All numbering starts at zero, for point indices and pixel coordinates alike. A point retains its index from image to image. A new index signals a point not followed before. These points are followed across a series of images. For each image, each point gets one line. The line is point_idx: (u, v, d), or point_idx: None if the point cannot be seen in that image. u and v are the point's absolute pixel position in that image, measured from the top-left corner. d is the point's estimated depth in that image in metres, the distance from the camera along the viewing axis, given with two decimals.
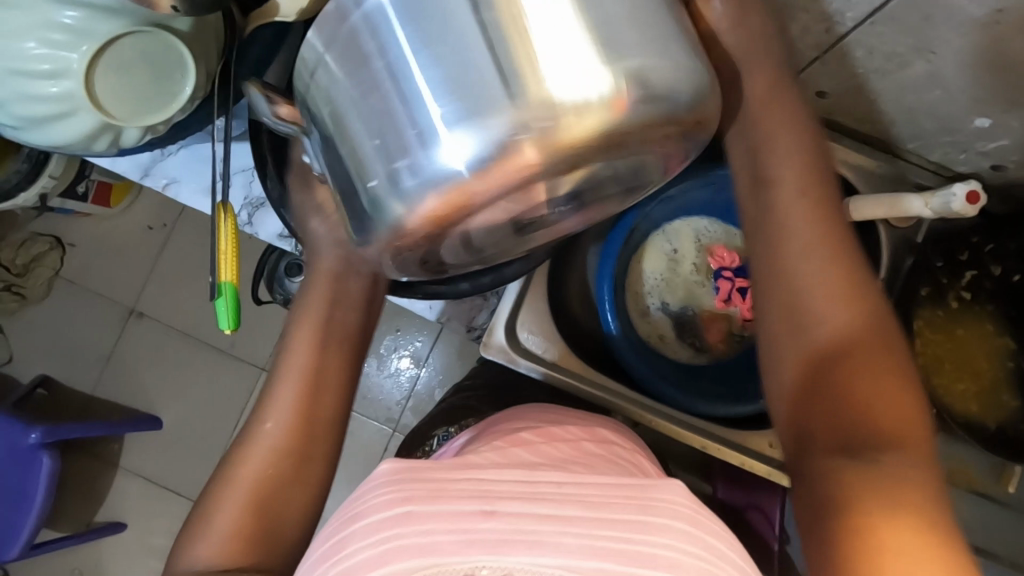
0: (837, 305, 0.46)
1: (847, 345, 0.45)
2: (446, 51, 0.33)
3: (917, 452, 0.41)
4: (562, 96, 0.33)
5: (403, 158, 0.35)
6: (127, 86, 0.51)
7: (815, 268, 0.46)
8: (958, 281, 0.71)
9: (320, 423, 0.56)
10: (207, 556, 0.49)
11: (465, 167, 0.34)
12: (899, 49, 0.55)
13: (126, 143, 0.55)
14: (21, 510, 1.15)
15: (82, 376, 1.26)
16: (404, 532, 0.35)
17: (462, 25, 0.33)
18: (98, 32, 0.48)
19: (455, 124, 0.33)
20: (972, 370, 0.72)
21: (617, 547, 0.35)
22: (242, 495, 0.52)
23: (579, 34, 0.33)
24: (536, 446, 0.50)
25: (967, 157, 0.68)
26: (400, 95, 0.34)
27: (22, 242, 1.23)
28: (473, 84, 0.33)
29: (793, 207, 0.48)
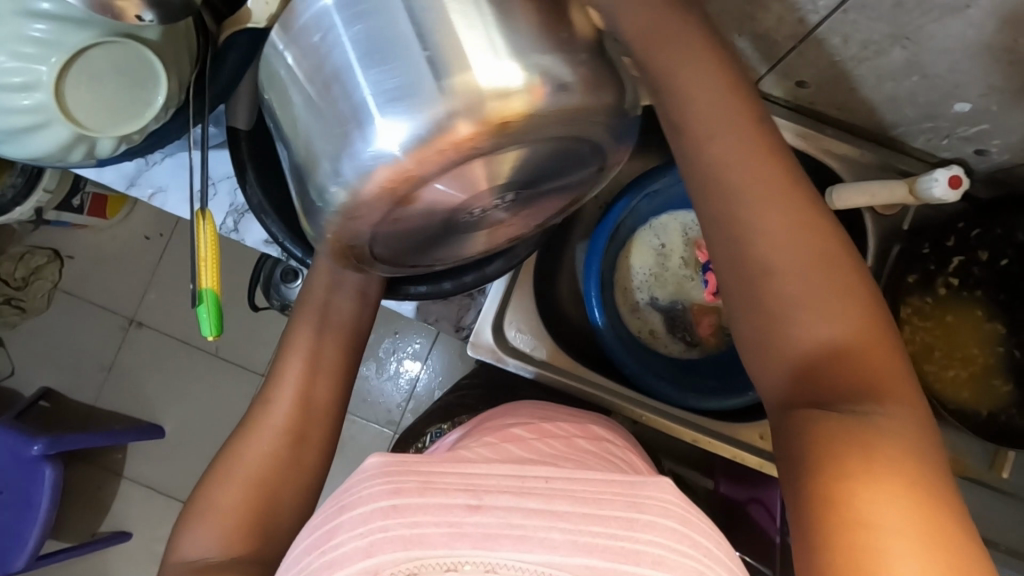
0: (800, 254, 0.42)
1: (815, 297, 0.42)
2: (384, 49, 0.39)
3: (899, 400, 0.40)
4: (486, 86, 0.39)
5: (349, 139, 0.41)
6: (98, 98, 0.51)
7: (773, 217, 0.43)
8: (947, 268, 0.70)
9: (315, 414, 0.57)
10: (203, 543, 0.49)
11: (399, 148, 0.40)
12: (875, 36, 0.55)
13: (101, 153, 0.55)
14: (26, 521, 1.15)
15: (82, 387, 1.27)
16: (391, 524, 0.35)
17: (395, 29, 0.39)
18: (68, 44, 0.48)
19: (392, 111, 0.39)
20: (963, 358, 0.71)
21: (602, 543, 0.35)
22: (241, 488, 0.52)
23: (491, 40, 0.40)
24: (528, 441, 0.50)
25: (951, 142, 0.68)
26: (343, 89, 0.40)
27: (22, 255, 1.24)
28: (405, 78, 0.39)
29: (737, 153, 0.44)
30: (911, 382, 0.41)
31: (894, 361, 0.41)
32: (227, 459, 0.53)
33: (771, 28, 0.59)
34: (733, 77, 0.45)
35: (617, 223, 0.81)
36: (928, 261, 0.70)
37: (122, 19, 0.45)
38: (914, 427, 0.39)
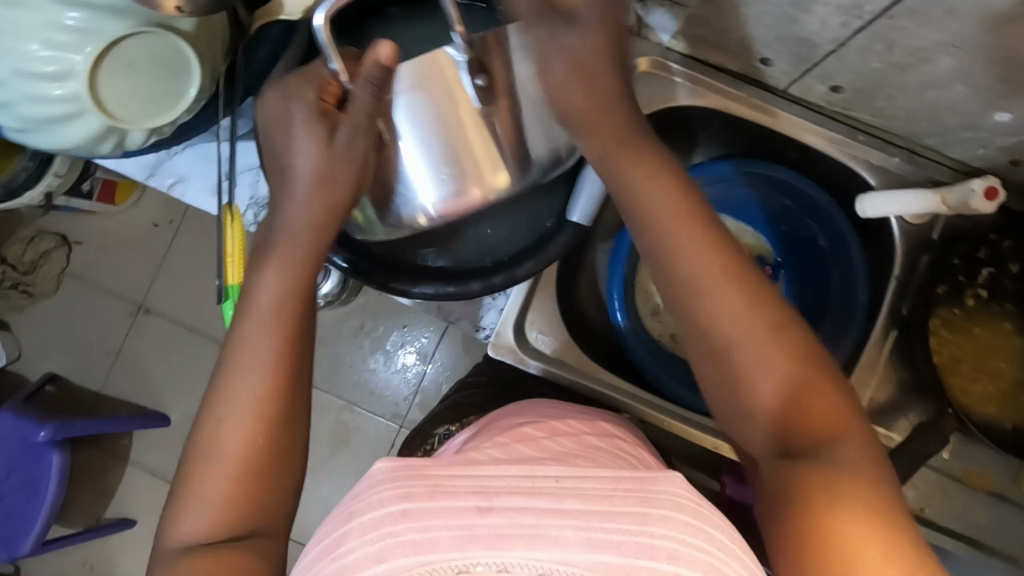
0: (750, 322, 0.45)
1: (765, 356, 0.44)
2: (434, 138, 0.53)
3: (855, 436, 0.42)
4: (482, 166, 0.55)
5: (402, 197, 0.55)
6: (131, 87, 0.50)
7: (721, 288, 0.46)
8: (975, 279, 0.70)
9: (304, 378, 0.48)
10: (196, 528, 0.43)
11: (434, 209, 0.55)
12: (922, 43, 0.54)
13: (131, 145, 0.54)
14: (32, 505, 1.15)
15: (91, 374, 1.26)
16: (401, 530, 0.33)
17: (442, 123, 0.53)
18: (103, 32, 0.47)
19: (435, 184, 0.54)
20: (989, 370, 0.70)
21: (618, 539, 0.33)
22: (228, 472, 0.44)
23: (488, 129, 0.54)
24: (538, 441, 0.48)
25: (987, 153, 0.67)
26: (404, 158, 0.53)
27: (32, 238, 1.25)
28: (448, 162, 0.54)
29: (679, 230, 0.47)
30: (862, 416, 0.43)
31: (845, 402, 0.43)
32: (208, 436, 0.45)
33: (814, 31, 0.58)
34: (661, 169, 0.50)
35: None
36: (958, 271, 0.69)
37: (161, 10, 0.45)
38: (875, 460, 0.41)
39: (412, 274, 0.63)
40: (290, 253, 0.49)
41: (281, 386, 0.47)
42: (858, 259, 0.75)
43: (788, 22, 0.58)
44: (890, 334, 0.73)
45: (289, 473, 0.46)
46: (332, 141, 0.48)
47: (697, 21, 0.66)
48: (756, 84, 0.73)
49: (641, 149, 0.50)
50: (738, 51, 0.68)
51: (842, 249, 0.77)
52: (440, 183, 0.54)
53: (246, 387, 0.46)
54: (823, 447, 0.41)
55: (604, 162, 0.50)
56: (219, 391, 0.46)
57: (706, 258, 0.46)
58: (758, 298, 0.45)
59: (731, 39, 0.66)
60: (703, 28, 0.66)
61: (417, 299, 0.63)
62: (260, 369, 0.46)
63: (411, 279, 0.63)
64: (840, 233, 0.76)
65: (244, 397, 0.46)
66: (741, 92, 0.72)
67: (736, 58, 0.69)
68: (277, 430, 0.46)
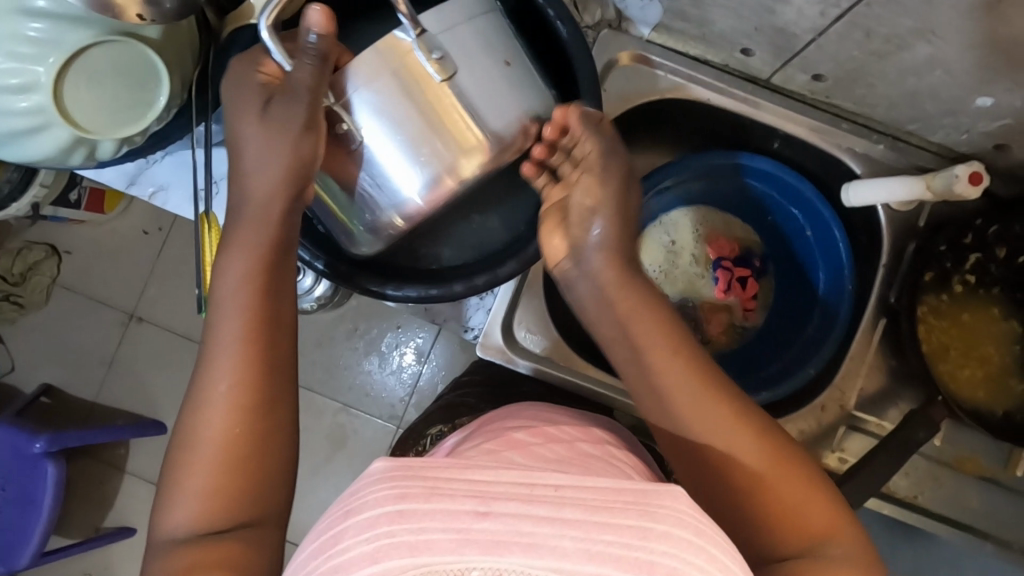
0: (736, 441, 0.47)
1: (737, 455, 0.46)
2: (401, 121, 0.50)
3: (836, 530, 0.44)
4: (456, 145, 0.51)
5: (381, 192, 0.52)
6: (97, 100, 0.53)
7: (706, 409, 0.48)
8: (963, 265, 0.70)
9: (282, 360, 0.49)
10: (186, 521, 0.42)
11: (417, 198, 0.52)
12: (900, 30, 0.53)
13: (102, 155, 0.57)
14: (29, 517, 1.15)
15: (84, 384, 1.26)
16: (397, 530, 0.31)
17: (406, 106, 0.49)
18: (65, 43, 0.50)
19: (413, 169, 0.51)
20: (979, 357, 0.70)
21: (616, 552, 0.31)
22: (212, 460, 0.44)
23: (459, 105, 0.50)
24: (529, 447, 0.48)
25: (971, 138, 0.66)
26: (374, 149, 0.50)
27: (19, 251, 1.22)
28: (419, 145, 0.50)
29: (660, 354, 0.50)
30: (849, 513, 0.45)
31: (823, 496, 0.46)
32: (191, 430, 0.45)
33: (791, 21, 0.58)
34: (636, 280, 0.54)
35: (660, 184, 0.78)
36: (945, 259, 0.69)
37: (123, 17, 0.48)
38: (865, 554, 0.43)
39: (386, 276, 0.63)
40: (254, 239, 0.51)
41: (258, 368, 0.47)
42: (844, 248, 0.75)
43: (766, 12, 0.58)
44: (879, 323, 0.73)
45: (275, 458, 0.46)
46: (272, 119, 0.50)
47: (676, 12, 0.65)
48: (738, 75, 0.72)
49: (617, 267, 0.54)
50: (719, 42, 0.67)
51: (829, 239, 0.77)
52: (416, 171, 0.51)
53: (224, 371, 0.46)
54: (818, 547, 0.43)
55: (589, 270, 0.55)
56: (201, 380, 0.46)
57: (676, 364, 0.49)
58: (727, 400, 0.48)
59: (711, 30, 0.66)
60: (683, 20, 0.66)
61: (389, 301, 0.62)
62: (235, 352, 0.47)
63: (383, 280, 0.63)
64: (825, 222, 0.76)
65: (223, 382, 0.46)
66: (722, 83, 0.72)
67: (716, 49, 0.69)
68: (258, 413, 0.46)
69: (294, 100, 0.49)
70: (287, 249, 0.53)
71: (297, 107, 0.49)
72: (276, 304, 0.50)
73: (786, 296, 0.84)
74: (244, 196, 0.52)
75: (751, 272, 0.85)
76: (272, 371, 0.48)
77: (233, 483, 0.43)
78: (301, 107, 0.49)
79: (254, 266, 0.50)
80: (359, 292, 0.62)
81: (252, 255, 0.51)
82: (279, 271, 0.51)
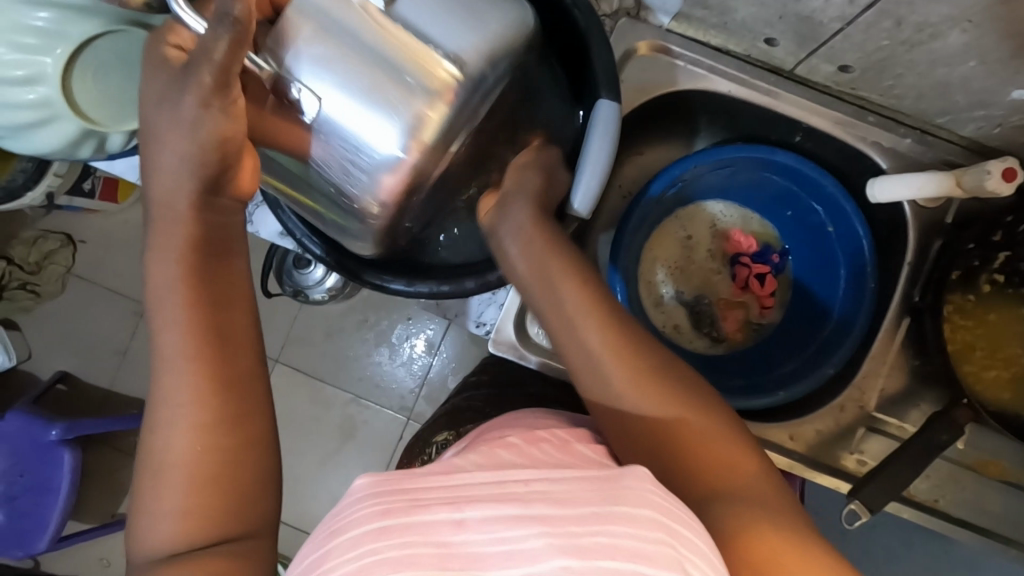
0: (650, 390, 0.45)
1: (655, 398, 0.45)
2: (359, 72, 0.47)
3: (760, 475, 0.42)
4: (425, 84, 0.47)
5: (358, 157, 0.50)
6: (102, 91, 0.55)
7: (621, 362, 0.46)
8: (990, 264, 0.67)
9: (241, 373, 0.45)
10: (165, 543, 0.40)
11: (400, 153, 0.49)
12: (932, 18, 0.51)
13: (109, 147, 0.60)
14: (47, 501, 1.17)
15: (99, 372, 1.27)
16: (384, 546, 0.30)
17: (359, 55, 0.47)
18: (72, 35, 0.50)
19: (387, 122, 0.48)
20: (1005, 359, 0.68)
21: (584, 542, 0.30)
22: (185, 479, 0.41)
23: (411, 42, 0.47)
24: (519, 447, 0.42)
25: (1002, 131, 0.64)
26: (338, 112, 0.48)
27: (36, 240, 1.24)
28: (385, 93, 0.48)
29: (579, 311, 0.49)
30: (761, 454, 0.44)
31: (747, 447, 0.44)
32: (160, 449, 0.42)
33: (818, 9, 0.55)
34: (558, 244, 0.54)
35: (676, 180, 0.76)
36: (972, 257, 0.66)
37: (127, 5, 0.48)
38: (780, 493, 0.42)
39: (391, 270, 0.62)
40: (173, 239, 0.47)
41: (213, 382, 0.44)
42: (869, 247, 0.73)
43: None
44: (902, 324, 0.71)
45: (254, 469, 0.43)
46: (167, 95, 0.46)
47: (696, 0, 0.63)
48: (759, 66, 0.70)
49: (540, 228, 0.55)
50: (740, 31, 0.65)
51: (850, 237, 0.75)
52: (386, 123, 0.48)
53: (176, 388, 0.43)
54: (741, 489, 0.41)
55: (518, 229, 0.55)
56: (159, 398, 0.43)
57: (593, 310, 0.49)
58: (642, 347, 0.47)
59: (732, 19, 0.64)
60: (702, 8, 0.64)
61: (394, 294, 0.62)
62: (184, 368, 0.44)
63: (386, 273, 0.62)
64: (847, 219, 0.74)
65: (176, 399, 0.43)
66: (745, 74, 0.70)
67: (737, 38, 0.67)
68: (222, 428, 0.43)
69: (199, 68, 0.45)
70: (220, 246, 0.48)
71: (199, 77, 0.45)
72: (223, 311, 0.46)
73: (803, 293, 0.82)
74: (155, 193, 0.48)
75: (769, 268, 0.83)
76: (229, 386, 0.44)
77: (210, 503, 0.41)
78: (203, 74, 0.45)
79: (192, 270, 0.46)
80: (354, 280, 0.62)
81: (189, 258, 0.47)
82: (223, 275, 0.48)
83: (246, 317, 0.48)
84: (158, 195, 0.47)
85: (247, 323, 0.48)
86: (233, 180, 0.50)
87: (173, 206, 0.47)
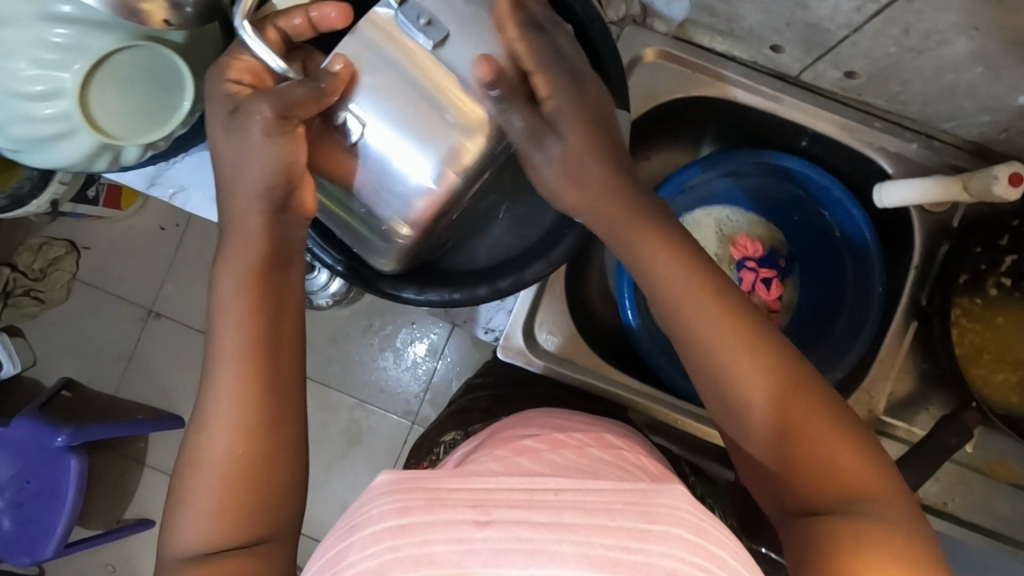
0: (770, 378, 0.44)
1: (759, 371, 0.45)
2: (405, 104, 0.50)
3: (884, 495, 0.41)
4: (467, 117, 0.50)
5: (393, 184, 0.52)
6: (121, 102, 0.55)
7: (735, 344, 0.45)
8: (998, 267, 0.67)
9: (282, 385, 0.48)
10: (196, 542, 0.44)
11: (432, 182, 0.51)
12: (940, 26, 0.51)
13: (125, 160, 0.59)
14: (54, 509, 1.18)
15: (105, 378, 1.27)
16: (400, 544, 0.32)
17: (405, 87, 0.50)
18: (91, 49, 0.52)
19: (424, 153, 0.50)
20: (1014, 360, 0.68)
21: (615, 556, 0.32)
22: (218, 484, 0.45)
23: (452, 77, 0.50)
24: (540, 453, 0.45)
25: (1008, 136, 0.64)
26: (379, 140, 0.50)
27: (40, 246, 1.24)
28: (429, 125, 0.50)
29: (693, 307, 0.47)
30: (895, 473, 0.42)
31: (874, 459, 0.43)
32: (197, 454, 0.46)
33: (825, 16, 0.56)
34: (644, 214, 0.52)
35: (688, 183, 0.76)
36: (979, 260, 0.67)
37: (148, 23, 0.49)
38: (910, 522, 0.40)
39: (406, 279, 0.62)
40: (242, 258, 0.49)
41: (255, 389, 0.47)
42: (876, 252, 0.73)
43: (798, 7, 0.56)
44: (909, 326, 0.71)
45: (283, 475, 0.47)
46: (237, 128, 0.48)
47: (703, 7, 0.63)
48: (765, 72, 0.70)
49: (616, 176, 0.53)
50: (746, 38, 0.66)
51: (857, 240, 0.75)
52: (421, 154, 0.50)
53: (220, 394, 0.47)
54: (857, 504, 0.40)
55: (605, 200, 0.53)
56: (203, 399, 0.47)
57: (697, 288, 0.48)
58: (743, 320, 0.46)
59: (739, 26, 0.64)
60: (710, 15, 0.65)
61: (407, 303, 0.61)
62: (232, 377, 0.47)
63: (395, 281, 0.61)
64: (855, 222, 0.74)
65: (221, 404, 0.46)
66: (750, 80, 0.70)
67: (745, 44, 0.67)
68: (260, 436, 0.46)
69: (263, 101, 0.47)
70: (283, 260, 0.51)
71: (261, 108, 0.47)
72: (276, 323, 0.49)
73: (808, 299, 0.82)
74: (230, 214, 0.50)
75: (776, 273, 0.84)
76: (268, 395, 0.47)
77: (243, 505, 0.45)
78: (265, 108, 0.47)
79: (253, 287, 0.48)
80: (371, 291, 0.61)
81: (249, 275, 0.49)
82: (277, 289, 0.50)
83: (293, 328, 0.50)
84: (238, 214, 0.49)
85: (293, 332, 0.50)
86: (297, 202, 0.51)
87: (246, 224, 0.49)
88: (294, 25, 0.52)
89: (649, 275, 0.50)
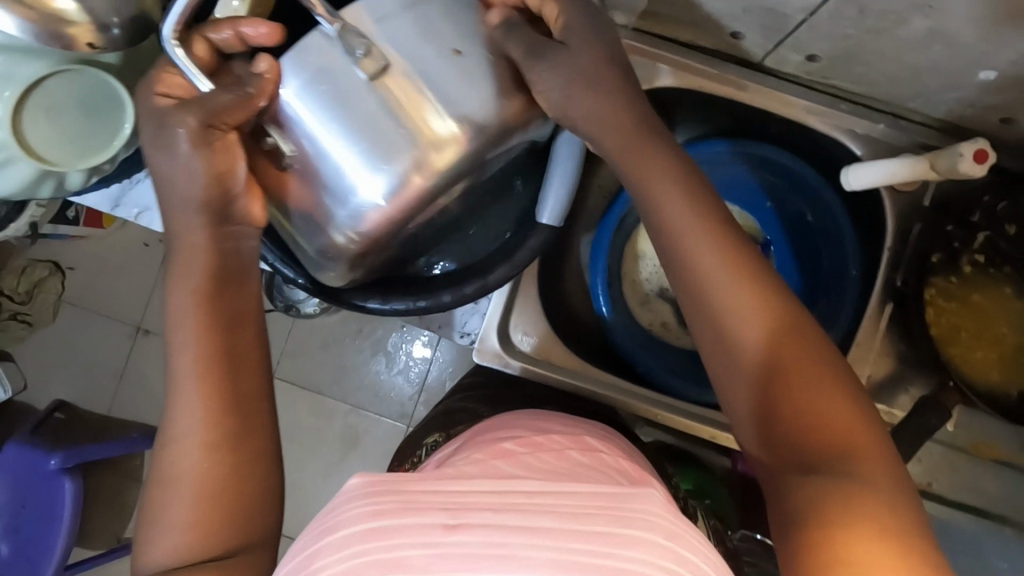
0: (772, 330, 0.43)
1: (756, 315, 0.43)
2: (354, 119, 0.47)
3: (875, 458, 0.39)
4: (428, 128, 0.48)
5: (341, 202, 0.50)
6: (57, 129, 0.57)
7: (737, 293, 0.44)
8: (971, 244, 0.68)
9: (247, 393, 0.48)
10: (168, 555, 0.43)
11: (381, 200, 0.49)
12: (895, 5, 0.51)
13: (71, 185, 0.60)
14: (51, 532, 1.17)
15: (98, 397, 1.26)
16: (371, 548, 0.29)
17: (357, 99, 0.47)
18: (19, 76, 0.54)
19: (373, 170, 0.48)
20: (990, 340, 0.68)
21: (586, 561, 0.29)
22: (190, 499, 0.44)
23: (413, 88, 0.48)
24: (518, 456, 0.44)
25: (976, 112, 0.64)
26: (325, 158, 0.48)
27: (23, 268, 1.22)
28: (382, 139, 0.48)
29: (692, 246, 0.46)
30: (894, 449, 0.40)
31: (866, 422, 0.40)
32: (166, 469, 0.45)
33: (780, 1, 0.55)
34: (648, 152, 0.50)
35: None
36: (952, 238, 0.67)
37: (75, 47, 0.50)
38: (905, 497, 0.37)
39: (373, 288, 0.62)
40: (193, 268, 0.49)
41: (220, 400, 0.47)
42: (849, 236, 0.73)
43: None
44: (886, 308, 0.70)
45: (254, 485, 0.46)
46: (168, 140, 0.48)
47: None
48: (728, 59, 0.70)
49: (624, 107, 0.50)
50: (707, 26, 0.65)
51: (831, 225, 0.76)
52: (371, 171, 0.48)
53: (184, 408, 0.46)
54: (849, 465, 0.38)
55: (606, 135, 0.50)
56: (168, 412, 0.47)
57: (703, 227, 0.46)
58: (746, 264, 0.45)
59: (698, 15, 0.63)
60: (668, 6, 0.64)
61: (372, 313, 0.61)
62: (194, 388, 0.46)
63: (361, 291, 0.61)
64: (827, 207, 0.75)
65: (186, 417, 0.46)
66: (713, 68, 0.69)
67: (706, 33, 0.67)
68: (228, 446, 0.46)
69: (186, 112, 0.47)
70: (235, 274, 0.51)
71: (189, 118, 0.47)
72: (235, 333, 0.49)
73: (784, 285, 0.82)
74: (179, 228, 0.50)
75: None
76: (234, 406, 0.47)
77: (216, 516, 0.44)
78: (192, 120, 0.47)
79: (208, 298, 0.48)
80: (332, 301, 0.61)
81: (202, 288, 0.49)
82: (235, 301, 0.50)
83: (255, 338, 0.50)
84: (184, 229, 0.50)
85: (255, 344, 0.50)
86: (243, 213, 0.51)
87: (192, 238, 0.49)
88: (224, 38, 0.50)
89: (651, 207, 0.48)
